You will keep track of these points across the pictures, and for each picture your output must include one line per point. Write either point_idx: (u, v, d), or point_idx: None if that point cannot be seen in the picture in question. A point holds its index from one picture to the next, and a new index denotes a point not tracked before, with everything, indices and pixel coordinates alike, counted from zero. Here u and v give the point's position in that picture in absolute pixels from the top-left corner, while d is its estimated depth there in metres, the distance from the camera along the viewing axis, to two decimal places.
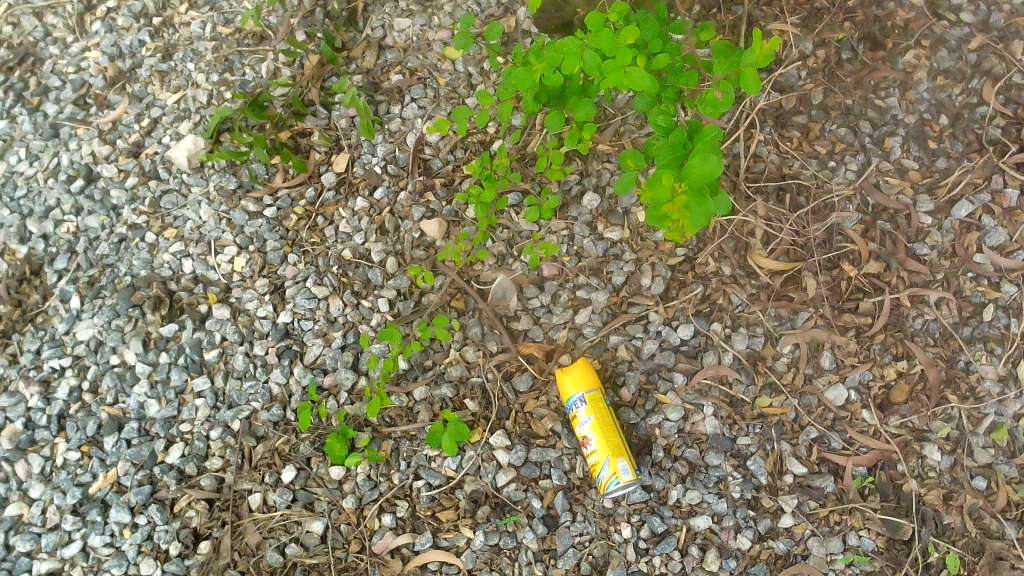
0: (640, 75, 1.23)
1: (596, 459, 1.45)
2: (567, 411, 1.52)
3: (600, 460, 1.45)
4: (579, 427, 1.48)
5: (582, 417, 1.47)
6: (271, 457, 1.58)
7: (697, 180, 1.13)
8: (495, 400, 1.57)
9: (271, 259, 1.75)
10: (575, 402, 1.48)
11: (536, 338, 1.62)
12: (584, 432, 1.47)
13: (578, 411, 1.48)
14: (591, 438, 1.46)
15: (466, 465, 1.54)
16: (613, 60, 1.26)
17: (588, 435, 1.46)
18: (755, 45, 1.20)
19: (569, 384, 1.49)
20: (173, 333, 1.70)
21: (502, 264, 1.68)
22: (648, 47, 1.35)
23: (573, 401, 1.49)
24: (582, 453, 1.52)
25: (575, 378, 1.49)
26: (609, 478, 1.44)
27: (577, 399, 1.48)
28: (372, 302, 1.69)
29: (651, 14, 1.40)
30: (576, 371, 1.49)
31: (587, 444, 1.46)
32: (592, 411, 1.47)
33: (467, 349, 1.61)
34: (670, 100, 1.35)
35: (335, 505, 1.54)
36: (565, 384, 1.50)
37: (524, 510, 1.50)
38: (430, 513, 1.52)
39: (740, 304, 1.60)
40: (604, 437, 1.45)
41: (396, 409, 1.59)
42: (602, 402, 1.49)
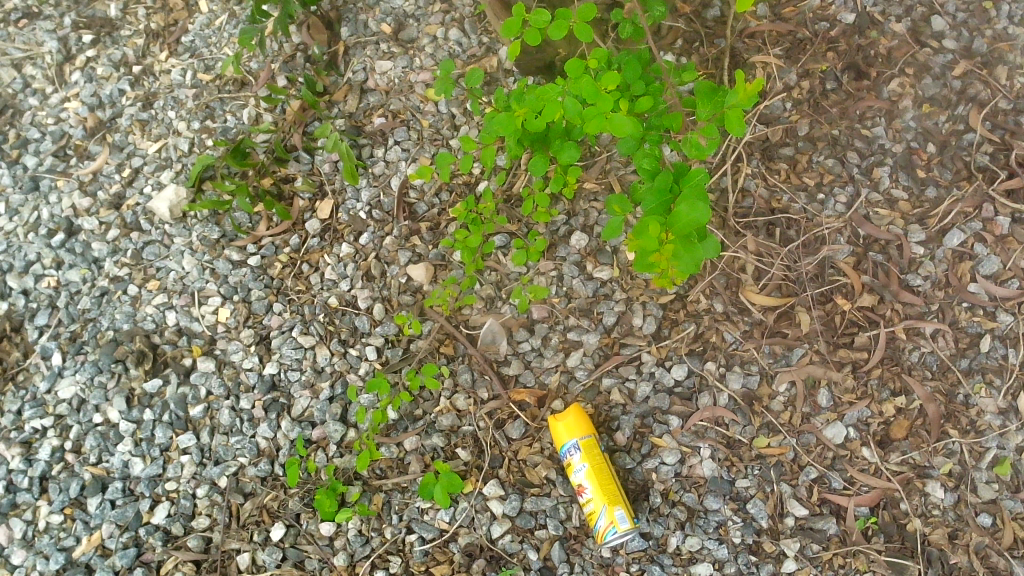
0: (622, 121, 1.21)
1: (592, 508, 1.41)
2: (560, 459, 1.48)
3: (597, 509, 1.41)
4: (574, 474, 1.44)
5: (576, 465, 1.44)
6: (260, 515, 1.54)
7: (684, 228, 1.11)
8: (488, 448, 1.54)
9: (256, 309, 1.72)
10: (569, 450, 1.45)
11: (528, 382, 1.59)
12: (578, 480, 1.43)
13: (572, 459, 1.44)
14: (587, 485, 1.42)
15: (460, 516, 1.50)
16: (594, 107, 1.24)
17: (584, 482, 1.43)
18: (738, 86, 1.18)
19: (563, 431, 1.45)
20: (157, 388, 1.66)
21: (491, 308, 1.66)
22: (631, 91, 1.34)
23: (567, 448, 1.45)
24: (577, 501, 1.48)
25: (568, 425, 1.45)
26: (606, 528, 1.40)
27: (570, 446, 1.45)
28: (360, 350, 1.66)
29: (632, 56, 1.38)
30: (569, 418, 1.46)
31: (583, 492, 1.43)
32: (587, 458, 1.44)
33: (458, 397, 1.58)
34: (655, 143, 1.33)
35: (326, 562, 1.50)
36: (557, 432, 1.47)
37: (520, 562, 1.47)
38: (424, 568, 1.47)
39: (733, 342, 1.58)
40: (600, 485, 1.42)
41: (386, 461, 1.55)
42: (596, 448, 1.46)
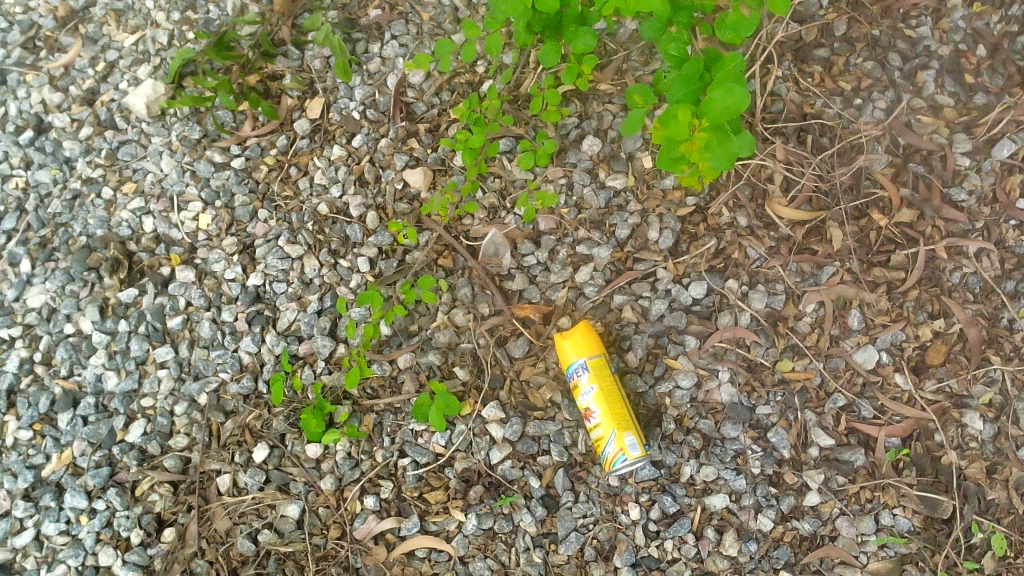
0: None
1: (600, 433, 1.31)
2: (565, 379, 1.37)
3: (605, 435, 1.30)
4: (582, 396, 1.33)
5: (584, 386, 1.32)
6: (241, 434, 1.43)
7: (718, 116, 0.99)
8: (488, 368, 1.42)
9: (239, 215, 1.59)
10: (577, 370, 1.33)
11: (533, 299, 1.46)
12: (587, 403, 1.32)
13: (579, 380, 1.33)
14: (596, 408, 1.31)
15: (457, 440, 1.38)
16: None
17: (592, 405, 1.32)
18: None
19: (570, 349, 1.33)
20: (133, 298, 1.55)
21: (494, 218, 1.53)
22: None
23: (574, 368, 1.33)
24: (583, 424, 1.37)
25: (577, 344, 1.33)
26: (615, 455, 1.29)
27: (578, 366, 1.33)
28: (351, 261, 1.53)
29: None
30: (578, 336, 1.33)
31: (591, 416, 1.31)
32: (596, 380, 1.32)
33: (456, 313, 1.46)
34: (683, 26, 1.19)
35: (313, 486, 1.39)
36: (562, 350, 1.35)
37: (521, 490, 1.35)
38: (417, 494, 1.37)
39: (758, 259, 1.44)
40: (610, 409, 1.31)
41: (378, 379, 1.43)
42: (607, 369, 1.34)
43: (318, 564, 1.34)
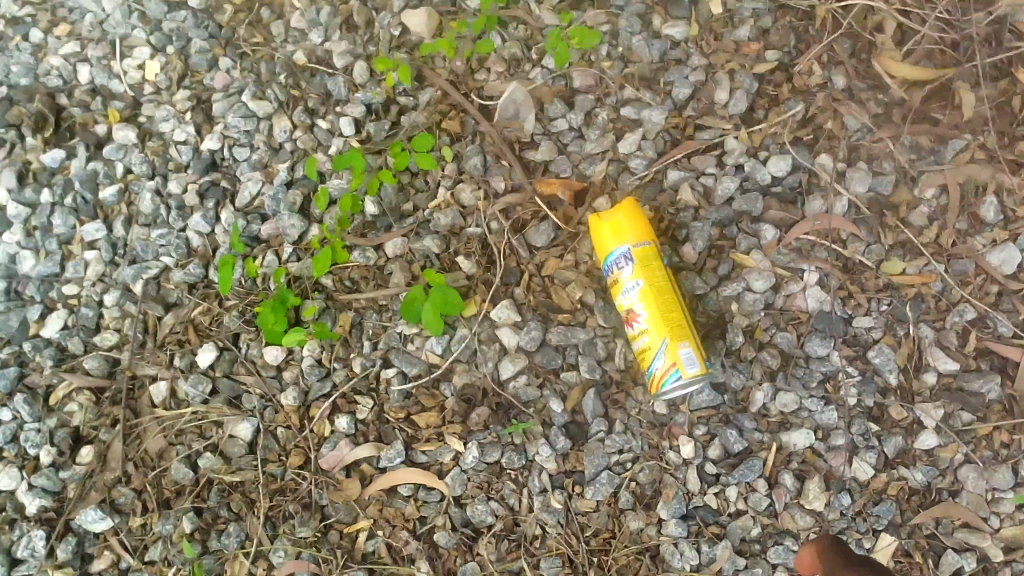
0: None
1: (646, 344, 0.98)
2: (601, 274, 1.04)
3: (653, 346, 0.97)
4: (624, 295, 1.00)
5: (626, 282, 0.99)
6: (184, 333, 1.12)
7: None
8: (502, 258, 1.10)
9: (195, 64, 1.26)
10: (617, 261, 1.00)
11: (563, 173, 1.12)
12: (630, 303, 0.99)
13: (620, 274, 1.00)
14: (642, 310, 0.98)
15: (457, 348, 1.06)
16: None
17: (638, 306, 0.99)
18: None
19: (608, 233, 1.00)
20: (59, 162, 1.23)
21: (514, 73, 1.19)
22: None
23: (613, 259, 1.00)
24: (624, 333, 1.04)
25: (619, 226, 1.00)
26: (665, 374, 0.97)
27: (620, 256, 1.00)
28: (332, 123, 1.20)
29: None
30: (620, 216, 1.00)
31: (637, 321, 0.99)
32: (644, 274, 0.99)
33: (463, 188, 1.13)
34: None
35: (271, 402, 1.08)
36: (597, 235, 1.01)
37: (538, 415, 1.03)
38: (403, 416, 1.05)
39: (859, 130, 1.09)
40: (661, 312, 0.98)
41: (359, 269, 1.12)
42: (658, 260, 1.01)
43: (272, 499, 1.03)
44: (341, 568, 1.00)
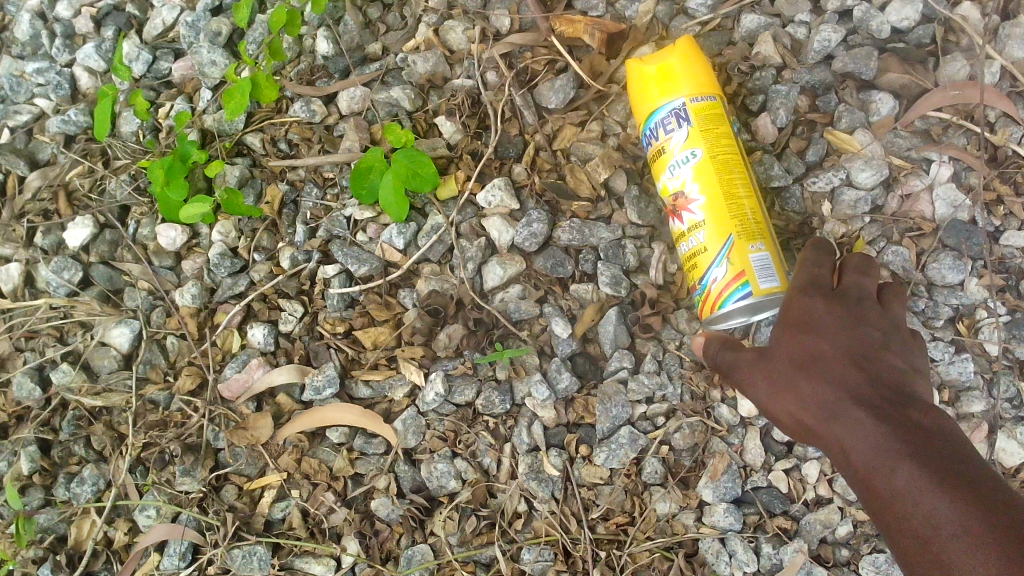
0: None
1: (700, 244, 0.65)
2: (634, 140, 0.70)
3: (711, 249, 0.65)
4: (671, 172, 0.67)
5: (676, 153, 0.66)
6: (52, 201, 0.81)
7: None
8: (498, 123, 0.77)
9: None
10: (664, 121, 0.66)
11: (593, 10, 0.79)
12: (680, 184, 0.66)
13: (667, 140, 0.66)
14: (699, 195, 0.66)
15: (425, 242, 0.74)
16: None
17: (692, 189, 0.66)
18: None
19: (654, 78, 0.66)
20: None
21: None
22: None
23: (658, 117, 0.66)
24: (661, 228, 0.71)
25: (671, 69, 0.65)
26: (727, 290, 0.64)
27: (668, 113, 0.66)
28: None
29: None
30: (674, 54, 0.66)
31: (691, 211, 0.66)
32: (704, 141, 0.66)
33: (452, 26, 0.80)
34: None
35: (161, 301, 0.77)
36: (634, 82, 0.67)
37: (534, 343, 0.72)
38: (342, 332, 0.74)
39: None
40: (727, 198, 0.65)
41: (299, 126, 0.80)
42: (726, 123, 0.67)
43: (146, 436, 0.73)
44: (230, 541, 0.71)
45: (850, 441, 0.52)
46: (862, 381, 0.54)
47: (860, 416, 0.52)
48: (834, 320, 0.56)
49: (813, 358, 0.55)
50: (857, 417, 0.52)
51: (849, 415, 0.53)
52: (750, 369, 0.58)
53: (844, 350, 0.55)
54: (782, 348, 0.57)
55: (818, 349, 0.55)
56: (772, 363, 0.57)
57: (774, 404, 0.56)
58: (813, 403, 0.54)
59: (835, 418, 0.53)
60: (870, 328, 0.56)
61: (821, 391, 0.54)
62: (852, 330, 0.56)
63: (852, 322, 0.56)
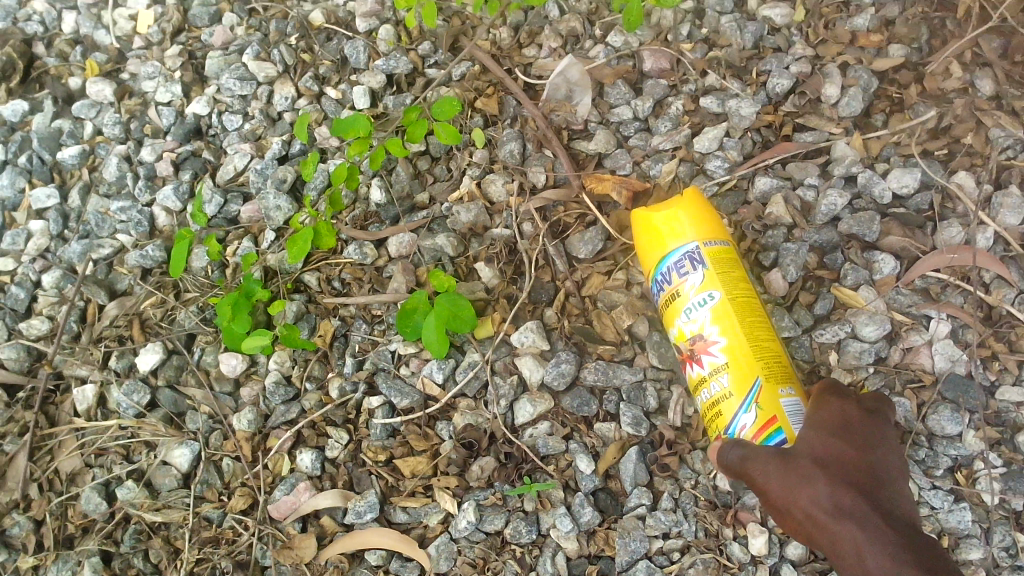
0: None
1: (724, 385, 0.70)
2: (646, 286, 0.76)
3: (733, 387, 0.70)
4: (688, 315, 0.73)
5: (695, 295, 0.72)
6: (127, 328, 0.89)
7: None
8: (532, 268, 0.85)
9: (194, 18, 1.06)
10: (679, 266, 0.73)
11: (620, 169, 0.89)
12: (698, 326, 0.72)
13: (682, 284, 0.73)
14: (718, 337, 0.71)
15: (462, 378, 0.81)
16: None
17: (711, 332, 0.71)
18: None
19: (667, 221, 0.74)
20: (20, 117, 1.04)
21: (571, 51, 0.97)
22: None
23: (673, 262, 0.73)
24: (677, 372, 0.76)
25: (680, 218, 0.73)
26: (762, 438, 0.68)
27: (682, 257, 0.73)
28: (342, 92, 0.98)
29: None
30: (681, 202, 0.74)
31: (711, 354, 0.71)
32: (716, 283, 0.72)
33: (493, 180, 0.89)
34: None
35: (220, 424, 0.84)
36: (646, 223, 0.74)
37: (559, 476, 0.78)
38: (384, 459, 0.80)
39: (1010, 147, 0.85)
40: (745, 338, 0.70)
41: (352, 268, 0.88)
42: (737, 265, 0.74)
43: (200, 552, 0.79)
44: None
45: (862, 538, 0.59)
46: (872, 492, 0.61)
47: (870, 518, 0.60)
48: (857, 438, 0.64)
49: (837, 465, 0.62)
50: (865, 519, 0.60)
51: (862, 518, 0.60)
52: (760, 464, 0.63)
53: (861, 464, 0.62)
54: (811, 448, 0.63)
55: (841, 458, 0.62)
56: (795, 460, 0.63)
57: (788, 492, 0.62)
58: (826, 501, 0.61)
59: (847, 521, 0.60)
60: (880, 454, 0.64)
61: (836, 492, 0.61)
62: (868, 449, 0.63)
63: (869, 442, 0.64)
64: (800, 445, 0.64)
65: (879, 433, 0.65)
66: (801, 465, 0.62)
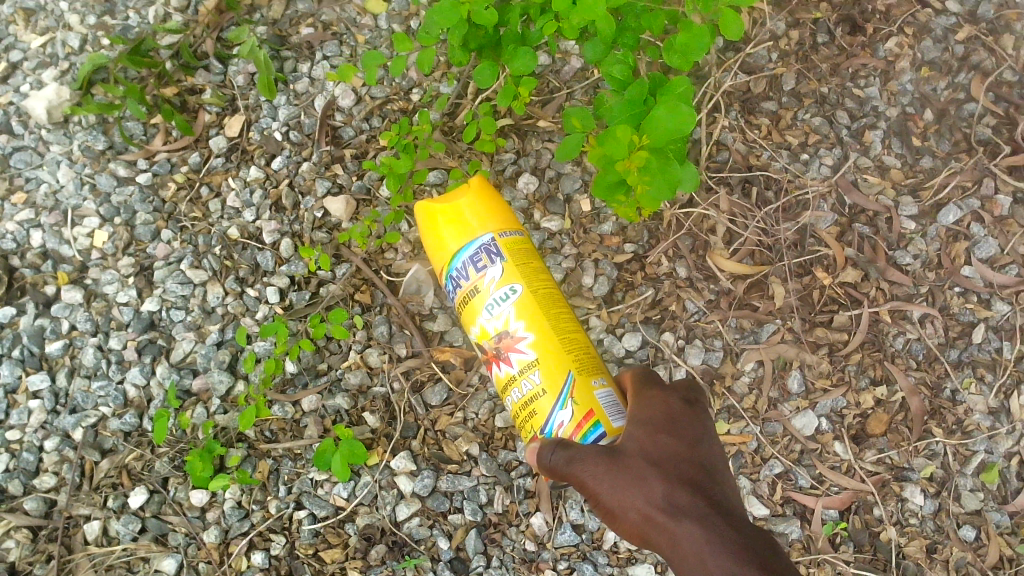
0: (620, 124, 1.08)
1: (538, 376, 1.06)
2: (455, 284, 1.13)
3: (544, 373, 1.06)
4: (499, 310, 1.10)
5: (498, 291, 1.10)
6: (118, 476, 1.27)
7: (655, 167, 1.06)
8: (401, 414, 1.30)
9: (140, 234, 1.45)
10: (483, 268, 1.10)
11: (455, 341, 1.35)
12: (506, 317, 1.09)
13: (487, 281, 1.10)
14: (522, 328, 1.08)
15: (360, 493, 1.26)
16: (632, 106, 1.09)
17: (517, 324, 1.08)
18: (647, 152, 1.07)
19: (470, 227, 1.11)
20: (9, 318, 1.38)
21: (418, 254, 1.40)
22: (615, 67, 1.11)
23: (478, 265, 1.10)
24: (495, 365, 1.12)
25: (476, 222, 1.11)
26: (577, 429, 1.03)
27: (484, 260, 1.10)
28: (259, 291, 1.40)
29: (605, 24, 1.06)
30: (471, 210, 1.11)
31: (523, 344, 1.08)
32: (511, 281, 1.10)
33: (370, 352, 1.33)
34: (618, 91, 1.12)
35: (194, 538, 1.24)
36: (444, 226, 1.11)
37: (428, 551, 1.24)
38: (312, 552, 1.23)
39: (696, 313, 1.38)
40: (539, 326, 1.08)
41: (278, 421, 1.30)
42: (524, 263, 1.12)
43: None
44: None
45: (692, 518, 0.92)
46: (691, 484, 0.95)
47: (697, 505, 0.93)
48: (673, 441, 0.97)
49: (664, 466, 0.95)
50: (693, 503, 0.93)
51: (690, 505, 0.93)
52: (600, 467, 0.95)
53: (681, 461, 0.96)
54: (644, 455, 0.96)
55: (668, 459, 0.96)
56: (636, 465, 0.95)
57: (635, 490, 0.94)
58: (664, 496, 0.93)
59: (681, 506, 0.93)
60: (692, 448, 0.98)
61: (662, 487, 0.94)
62: (683, 448, 0.97)
63: (684, 441, 0.98)
64: (634, 451, 0.96)
65: (688, 433, 0.99)
66: (638, 468, 0.94)
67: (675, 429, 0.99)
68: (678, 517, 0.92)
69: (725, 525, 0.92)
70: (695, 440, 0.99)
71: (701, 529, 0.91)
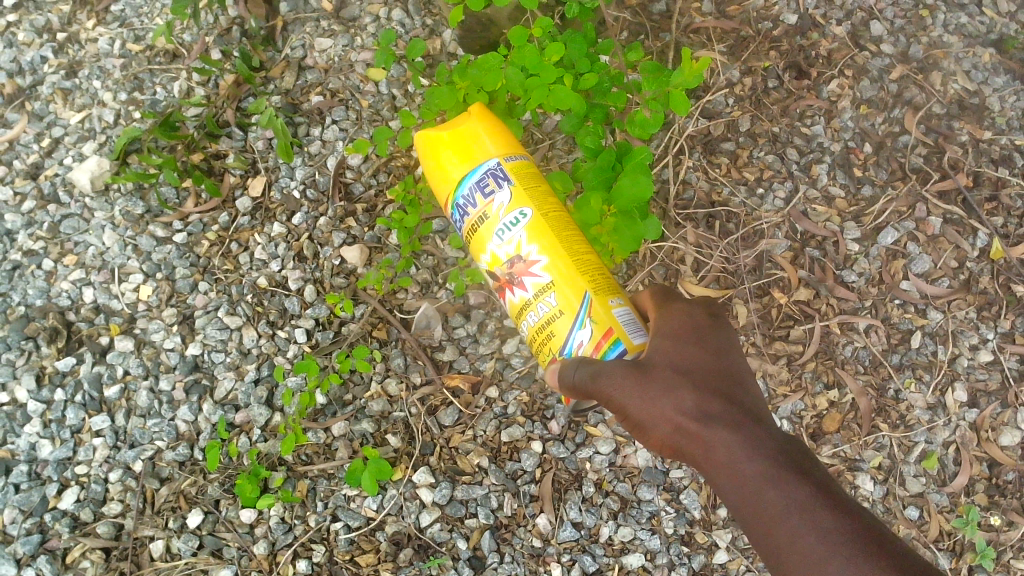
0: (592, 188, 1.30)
1: (553, 295, 1.21)
2: (466, 212, 1.28)
3: (558, 291, 1.21)
4: (512, 232, 1.25)
5: (508, 216, 1.25)
6: (176, 501, 1.46)
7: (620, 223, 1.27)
8: (419, 435, 1.50)
9: (180, 287, 1.65)
10: (491, 193, 1.25)
11: (461, 367, 1.55)
12: (518, 239, 1.24)
13: (497, 204, 1.25)
14: (533, 249, 1.23)
15: (387, 504, 1.45)
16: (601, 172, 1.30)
17: (529, 246, 1.23)
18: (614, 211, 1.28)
19: (475, 154, 1.27)
20: (70, 367, 1.58)
21: (426, 293, 1.60)
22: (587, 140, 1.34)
23: (486, 190, 1.25)
24: (510, 290, 1.27)
25: (479, 149, 1.27)
26: (595, 346, 1.17)
27: (492, 186, 1.26)
28: (288, 332, 1.59)
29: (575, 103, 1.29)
30: (475, 140, 1.27)
31: (538, 264, 1.23)
32: (519, 206, 1.25)
33: (390, 381, 1.53)
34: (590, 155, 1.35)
35: (245, 551, 1.43)
36: (452, 157, 1.28)
37: (449, 552, 1.44)
38: (348, 557, 1.43)
39: None
40: (551, 248, 1.23)
41: (313, 446, 1.49)
42: (531, 189, 1.27)
43: None
44: None
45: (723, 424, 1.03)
46: (717, 393, 1.05)
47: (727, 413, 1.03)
48: (699, 356, 1.08)
49: (691, 378, 1.06)
50: (722, 411, 1.04)
51: (719, 412, 1.03)
52: (629, 378, 1.05)
53: (707, 373, 1.07)
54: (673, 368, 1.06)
55: (694, 372, 1.06)
56: (666, 377, 1.05)
57: (666, 399, 1.04)
58: (695, 405, 1.04)
59: (711, 414, 1.03)
60: (717, 360, 1.09)
61: (691, 394, 1.04)
62: (708, 361, 1.08)
63: (708, 354, 1.09)
64: (664, 365, 1.07)
65: (713, 346, 1.10)
66: (667, 380, 1.05)
67: (700, 342, 1.09)
68: (707, 422, 1.03)
69: (753, 429, 1.02)
70: (718, 351, 1.10)
71: (731, 433, 1.02)
